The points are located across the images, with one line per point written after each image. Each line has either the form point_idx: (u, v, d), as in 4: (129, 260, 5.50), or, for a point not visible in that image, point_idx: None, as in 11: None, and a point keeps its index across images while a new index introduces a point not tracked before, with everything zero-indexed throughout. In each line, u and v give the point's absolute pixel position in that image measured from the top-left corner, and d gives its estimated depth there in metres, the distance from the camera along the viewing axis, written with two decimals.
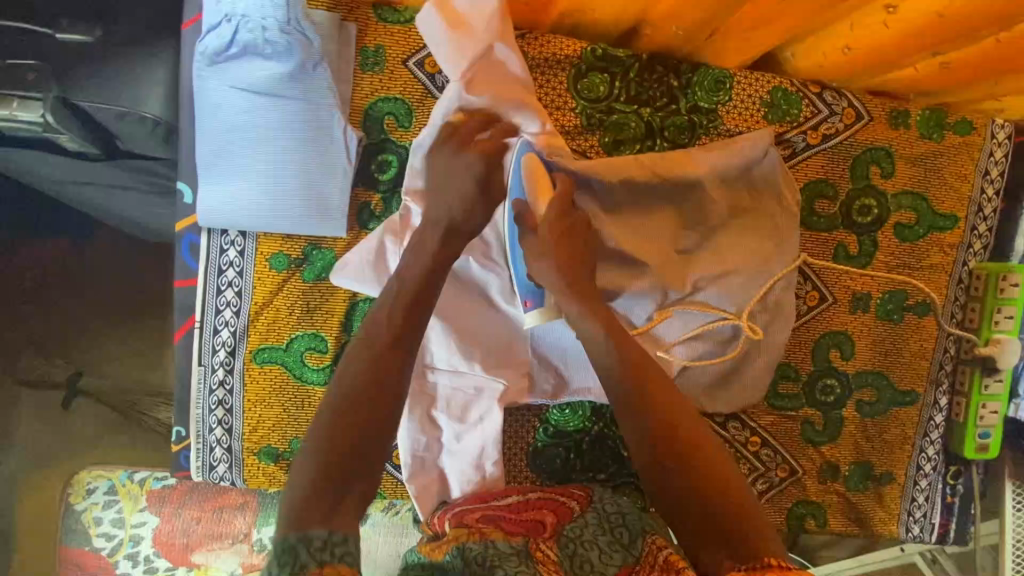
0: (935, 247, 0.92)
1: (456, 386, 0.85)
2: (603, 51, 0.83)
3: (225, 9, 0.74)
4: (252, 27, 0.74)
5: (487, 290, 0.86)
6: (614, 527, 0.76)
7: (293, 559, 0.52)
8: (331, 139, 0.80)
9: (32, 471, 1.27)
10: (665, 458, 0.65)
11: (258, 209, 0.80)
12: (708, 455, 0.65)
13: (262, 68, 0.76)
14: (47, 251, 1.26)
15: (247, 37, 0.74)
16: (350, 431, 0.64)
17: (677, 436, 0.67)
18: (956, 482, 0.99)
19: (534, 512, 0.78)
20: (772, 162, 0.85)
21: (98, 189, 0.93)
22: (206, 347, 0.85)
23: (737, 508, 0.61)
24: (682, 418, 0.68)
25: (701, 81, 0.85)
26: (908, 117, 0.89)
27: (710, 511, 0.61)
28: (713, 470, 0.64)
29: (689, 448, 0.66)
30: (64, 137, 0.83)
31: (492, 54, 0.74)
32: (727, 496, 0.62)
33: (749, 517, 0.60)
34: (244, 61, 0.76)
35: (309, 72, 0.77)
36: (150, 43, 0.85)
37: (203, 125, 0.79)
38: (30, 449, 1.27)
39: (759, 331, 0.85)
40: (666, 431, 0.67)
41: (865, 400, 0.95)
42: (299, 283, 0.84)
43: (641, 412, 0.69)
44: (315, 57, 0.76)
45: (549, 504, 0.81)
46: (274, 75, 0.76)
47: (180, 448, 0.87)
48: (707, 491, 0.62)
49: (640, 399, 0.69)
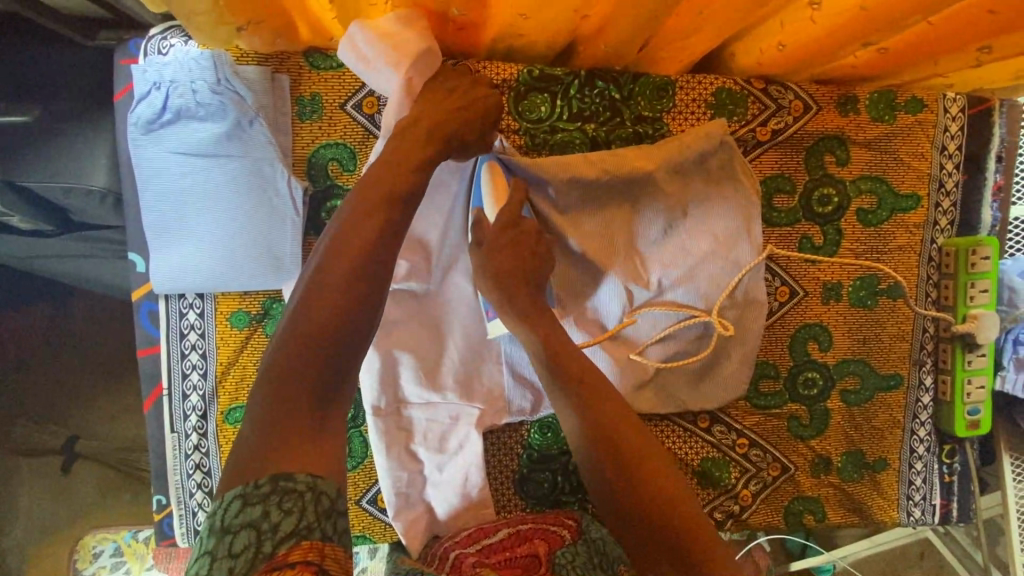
0: (900, 228, 0.91)
1: (431, 418, 0.84)
2: (540, 72, 0.83)
3: (153, 78, 0.74)
4: (182, 92, 0.74)
5: (450, 314, 0.85)
6: (598, 552, 0.76)
7: (300, 508, 0.52)
8: (276, 191, 0.79)
9: (38, 540, 1.27)
10: (616, 479, 0.67)
11: (212, 269, 0.79)
12: (661, 471, 0.67)
13: (199, 131, 0.76)
14: (22, 327, 1.25)
15: (179, 101, 0.74)
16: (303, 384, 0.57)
17: (631, 455, 0.68)
18: (952, 459, 0.98)
19: (525, 547, 0.77)
20: (726, 162, 0.84)
21: (54, 263, 0.92)
22: (177, 414, 0.84)
23: (684, 519, 0.64)
24: (629, 430, 0.70)
25: (643, 91, 0.84)
26: (857, 103, 0.88)
27: (655, 527, 0.64)
28: (664, 487, 0.66)
29: (639, 470, 0.67)
30: (16, 218, 0.85)
31: (426, 60, 0.72)
32: (678, 510, 0.64)
33: (697, 532, 0.63)
34: (179, 125, 0.76)
35: (245, 128, 0.76)
36: (88, 116, 0.84)
37: (145, 192, 0.78)
38: (32, 519, 1.27)
39: (730, 327, 0.84)
40: (612, 453, 0.68)
41: (849, 388, 0.94)
42: (263, 338, 0.83)
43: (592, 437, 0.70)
44: (250, 114, 0.76)
45: (539, 534, 0.79)
46: (210, 136, 0.76)
47: (162, 516, 0.87)
48: (657, 509, 0.65)
49: (591, 421, 0.70)
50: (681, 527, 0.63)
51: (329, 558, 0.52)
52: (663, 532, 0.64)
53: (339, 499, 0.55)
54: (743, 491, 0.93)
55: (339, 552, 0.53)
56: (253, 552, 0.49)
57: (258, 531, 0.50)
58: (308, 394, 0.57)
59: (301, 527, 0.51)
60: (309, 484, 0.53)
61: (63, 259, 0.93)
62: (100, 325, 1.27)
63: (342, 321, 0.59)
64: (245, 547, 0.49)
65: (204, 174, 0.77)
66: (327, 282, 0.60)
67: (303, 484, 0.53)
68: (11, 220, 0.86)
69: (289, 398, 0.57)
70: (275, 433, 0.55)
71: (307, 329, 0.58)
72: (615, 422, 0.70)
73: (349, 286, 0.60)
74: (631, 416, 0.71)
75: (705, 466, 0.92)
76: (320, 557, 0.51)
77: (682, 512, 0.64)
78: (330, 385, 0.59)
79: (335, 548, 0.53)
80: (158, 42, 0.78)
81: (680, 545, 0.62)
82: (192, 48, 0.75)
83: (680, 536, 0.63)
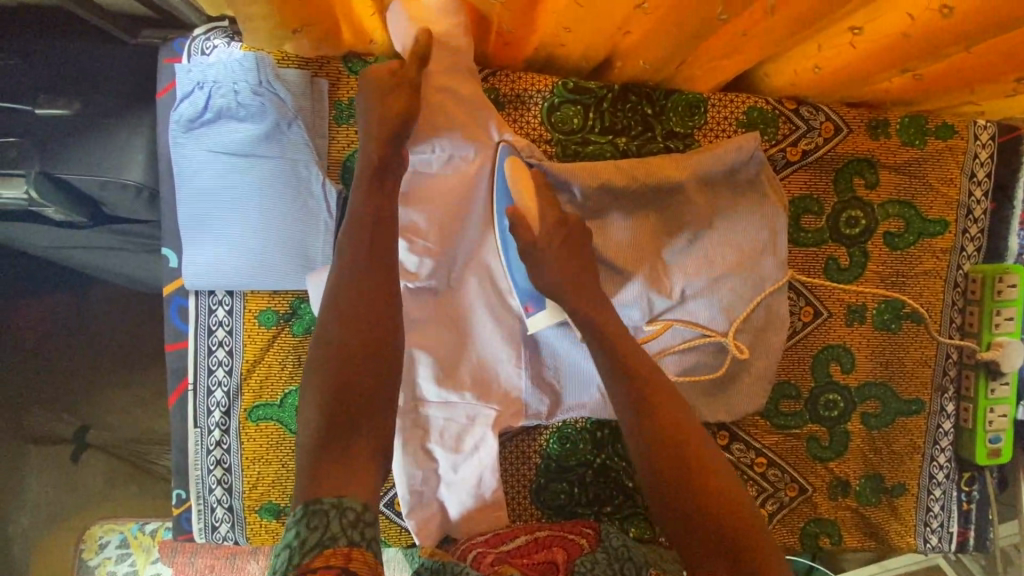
0: (927, 253, 0.91)
1: (448, 417, 0.83)
2: (574, 85, 0.83)
3: (197, 78, 0.75)
4: (224, 92, 0.75)
5: (469, 316, 0.84)
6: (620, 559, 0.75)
7: (324, 524, 0.53)
8: (310, 193, 0.80)
9: (47, 526, 1.27)
10: (675, 483, 0.67)
11: (244, 267, 0.80)
12: (717, 474, 0.68)
13: (237, 131, 0.77)
14: (44, 314, 1.26)
15: (221, 101, 0.76)
16: (344, 397, 0.62)
17: (690, 455, 0.68)
18: (971, 487, 0.97)
19: (545, 551, 0.78)
20: (754, 178, 0.84)
21: (83, 254, 0.92)
22: (201, 409, 0.85)
23: (737, 521, 0.65)
24: (685, 434, 0.70)
25: (675, 107, 0.85)
26: (888, 127, 0.88)
27: (708, 526, 0.65)
28: (720, 488, 0.67)
29: (697, 471, 0.67)
30: (50, 209, 0.82)
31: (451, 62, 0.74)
32: (733, 511, 0.65)
33: (750, 534, 0.64)
34: (219, 124, 0.77)
35: (283, 130, 0.78)
36: (127, 112, 0.86)
37: (181, 189, 0.79)
38: (43, 505, 1.28)
39: (745, 350, 0.84)
40: (669, 452, 0.69)
41: (870, 412, 0.94)
42: (290, 338, 0.84)
43: (651, 435, 0.70)
44: (289, 116, 0.77)
45: (557, 541, 0.80)
46: (249, 137, 0.77)
47: (181, 511, 0.87)
48: (713, 509, 0.65)
49: (651, 420, 0.70)
50: (736, 526, 0.64)
51: (356, 561, 0.52)
52: (714, 532, 0.64)
53: (366, 511, 0.56)
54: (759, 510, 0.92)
55: (369, 555, 0.53)
56: (288, 562, 0.52)
57: (291, 546, 0.53)
58: (349, 405, 0.62)
59: (325, 538, 0.53)
60: (333, 502, 0.56)
61: (90, 249, 0.92)
62: (122, 316, 1.28)
63: (372, 311, 0.66)
64: (285, 559, 0.53)
65: (241, 173, 0.78)
66: (349, 284, 0.66)
67: (329, 503, 0.55)
68: (45, 211, 0.83)
69: (337, 414, 0.62)
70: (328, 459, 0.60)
71: (342, 350, 0.64)
72: (675, 421, 0.70)
73: (367, 299, 0.66)
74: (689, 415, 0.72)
75: None
76: (347, 561, 0.51)
77: (736, 513, 0.65)
78: (372, 402, 0.64)
79: (364, 553, 0.53)
80: (201, 42, 0.79)
81: (734, 545, 0.63)
82: (235, 50, 0.77)
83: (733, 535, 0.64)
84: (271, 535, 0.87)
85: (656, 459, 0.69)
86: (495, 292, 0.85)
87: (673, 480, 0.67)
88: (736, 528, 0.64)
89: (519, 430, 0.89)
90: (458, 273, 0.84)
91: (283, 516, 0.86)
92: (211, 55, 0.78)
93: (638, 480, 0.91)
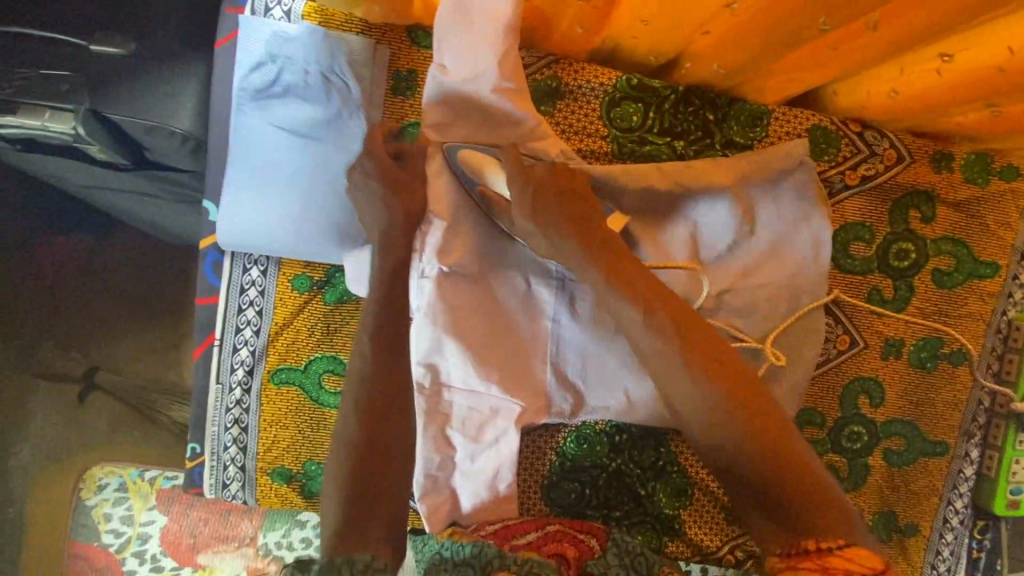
0: (974, 295, 0.89)
1: (473, 406, 0.81)
2: (638, 82, 0.82)
3: (270, 49, 0.76)
4: (296, 69, 0.77)
5: (504, 305, 0.83)
6: (634, 559, 0.76)
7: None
8: (361, 172, 0.80)
9: (44, 464, 1.26)
10: (737, 416, 0.61)
11: (284, 233, 0.79)
12: (792, 442, 0.62)
13: (302, 110, 0.78)
14: (69, 251, 1.26)
15: (291, 78, 0.77)
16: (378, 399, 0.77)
17: (764, 416, 0.62)
18: (982, 536, 0.96)
19: (555, 545, 0.79)
20: (808, 195, 0.82)
21: (118, 196, 0.94)
22: (224, 365, 0.84)
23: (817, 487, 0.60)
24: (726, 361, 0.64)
25: (737, 116, 0.83)
26: (951, 161, 0.86)
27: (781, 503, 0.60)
28: (798, 450, 0.61)
29: (751, 406, 0.61)
30: (95, 148, 0.82)
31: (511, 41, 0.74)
32: (812, 477, 0.60)
33: (837, 506, 0.59)
34: (286, 100, 0.78)
35: (345, 116, 0.79)
36: (181, 57, 0.84)
37: (235, 150, 0.80)
38: (43, 442, 1.27)
39: (783, 358, 0.81)
40: (748, 417, 0.61)
41: (893, 448, 0.92)
42: (321, 305, 0.84)
43: (719, 397, 0.62)
44: (355, 104, 0.78)
45: (568, 538, 0.81)
46: (312, 119, 0.78)
47: (194, 464, 0.88)
48: (768, 442, 0.61)
49: (723, 384, 0.62)
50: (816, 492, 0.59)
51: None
52: (792, 510, 0.59)
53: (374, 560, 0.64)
54: None
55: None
56: None
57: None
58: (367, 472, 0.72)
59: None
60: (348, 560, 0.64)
61: (130, 193, 0.94)
62: (143, 259, 1.28)
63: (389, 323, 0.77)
64: None
65: (297, 147, 0.79)
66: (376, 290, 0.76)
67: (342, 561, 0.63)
68: (89, 149, 0.83)
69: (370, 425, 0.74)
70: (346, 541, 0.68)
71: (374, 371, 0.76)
72: (746, 384, 0.63)
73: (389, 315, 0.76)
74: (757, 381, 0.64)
75: None
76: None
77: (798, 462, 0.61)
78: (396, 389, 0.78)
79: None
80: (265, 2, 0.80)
81: (801, 518, 0.59)
82: (308, 24, 0.77)
83: (830, 547, 0.55)
84: (280, 499, 0.86)
85: (727, 420, 0.61)
86: (529, 284, 0.84)
87: (750, 438, 0.60)
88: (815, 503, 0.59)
89: (539, 425, 0.88)
90: (498, 262, 0.83)
91: (294, 481, 0.86)
92: (281, 22, 0.78)
93: (649, 489, 0.90)
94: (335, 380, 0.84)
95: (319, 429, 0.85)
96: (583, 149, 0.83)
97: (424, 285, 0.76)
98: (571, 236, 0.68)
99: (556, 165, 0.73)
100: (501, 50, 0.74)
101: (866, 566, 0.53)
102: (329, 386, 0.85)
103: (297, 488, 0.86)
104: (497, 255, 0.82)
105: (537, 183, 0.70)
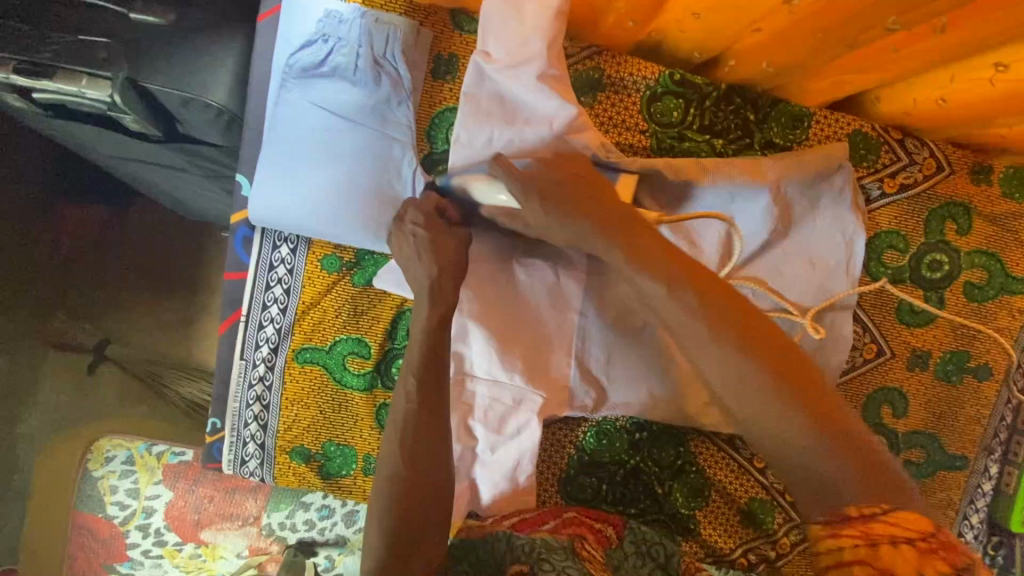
0: (1004, 310, 0.89)
1: (494, 396, 0.82)
2: (681, 77, 0.81)
3: (324, 29, 0.77)
4: (347, 52, 0.76)
5: (531, 299, 0.83)
6: (650, 547, 0.76)
7: None
8: (396, 158, 0.79)
9: (48, 433, 1.24)
10: (773, 387, 0.56)
11: (315, 213, 0.78)
12: (835, 408, 0.57)
13: (347, 94, 0.77)
14: (87, 220, 1.25)
15: (341, 59, 0.77)
16: (422, 408, 0.68)
17: (802, 385, 0.57)
18: (995, 553, 0.95)
19: (574, 529, 0.76)
20: (845, 198, 0.81)
21: (147, 168, 0.94)
22: (249, 342, 0.84)
23: (862, 450, 0.55)
24: (762, 330, 0.59)
25: (778, 117, 0.82)
26: (990, 174, 0.85)
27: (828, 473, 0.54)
28: (840, 418, 0.56)
29: (789, 375, 0.57)
30: (128, 117, 0.80)
31: (557, 28, 0.72)
32: (856, 443, 0.56)
33: (883, 472, 0.55)
34: (332, 81, 0.78)
35: (392, 105, 0.78)
36: (222, 30, 0.84)
37: (275, 129, 0.79)
38: (50, 411, 1.25)
39: (822, 332, 0.79)
40: (787, 385, 0.56)
41: (913, 460, 0.91)
42: (349, 286, 0.83)
43: (752, 363, 0.57)
44: (403, 94, 0.78)
45: (585, 521, 0.79)
46: (356, 101, 0.78)
47: (214, 439, 0.88)
48: (807, 411, 0.55)
49: (749, 346, 0.58)
50: (863, 457, 0.55)
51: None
52: (835, 478, 0.54)
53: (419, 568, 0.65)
54: (782, 538, 0.91)
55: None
56: None
57: None
58: (417, 474, 0.67)
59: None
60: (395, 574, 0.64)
61: (157, 166, 0.93)
62: (163, 232, 1.28)
63: (428, 304, 0.69)
64: None
65: (336, 130, 0.78)
66: (416, 261, 0.70)
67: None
68: (122, 118, 0.81)
69: (413, 433, 0.68)
70: (392, 554, 0.64)
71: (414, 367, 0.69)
72: (783, 349, 0.58)
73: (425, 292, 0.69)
74: (797, 349, 0.60)
75: (752, 506, 0.91)
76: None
77: (842, 431, 0.56)
78: (435, 386, 0.69)
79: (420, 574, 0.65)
80: None
81: (853, 489, 0.54)
82: (359, 7, 0.77)
83: (873, 513, 0.52)
84: (297, 478, 0.86)
85: (761, 386, 0.56)
86: (556, 280, 0.83)
87: (789, 406, 0.56)
88: (864, 468, 0.54)
89: (560, 418, 0.88)
90: (526, 254, 0.82)
91: (313, 461, 0.86)
92: (334, 5, 0.78)
93: (666, 487, 0.90)
94: (359, 362, 0.84)
95: (341, 411, 0.85)
96: (620, 143, 0.82)
97: (463, 293, 0.79)
98: (582, 215, 0.65)
99: (554, 163, 0.69)
100: (543, 36, 0.72)
101: (912, 530, 0.50)
102: (352, 367, 0.85)
103: (315, 468, 0.86)
104: (527, 249, 0.82)
105: (538, 182, 0.66)
